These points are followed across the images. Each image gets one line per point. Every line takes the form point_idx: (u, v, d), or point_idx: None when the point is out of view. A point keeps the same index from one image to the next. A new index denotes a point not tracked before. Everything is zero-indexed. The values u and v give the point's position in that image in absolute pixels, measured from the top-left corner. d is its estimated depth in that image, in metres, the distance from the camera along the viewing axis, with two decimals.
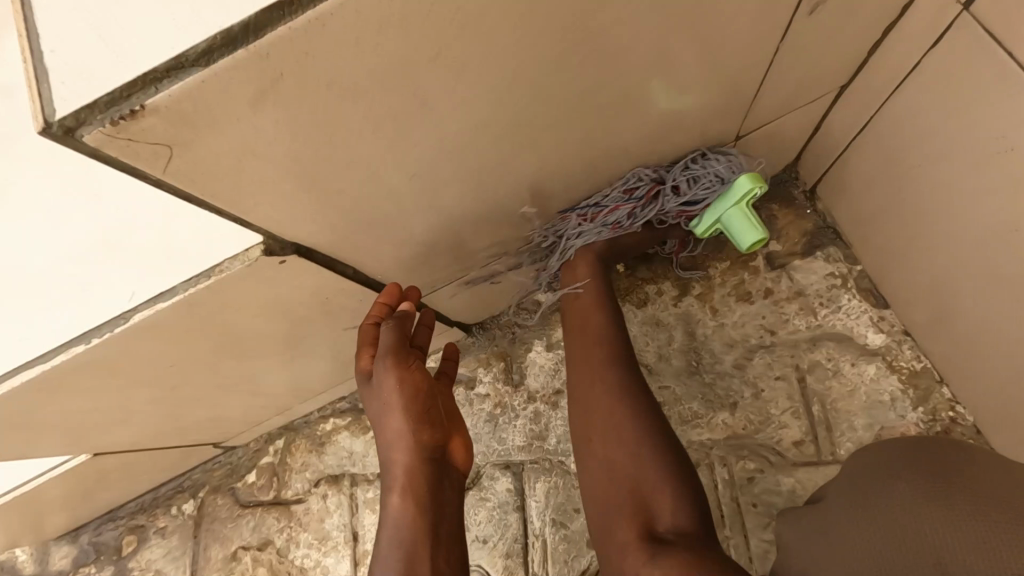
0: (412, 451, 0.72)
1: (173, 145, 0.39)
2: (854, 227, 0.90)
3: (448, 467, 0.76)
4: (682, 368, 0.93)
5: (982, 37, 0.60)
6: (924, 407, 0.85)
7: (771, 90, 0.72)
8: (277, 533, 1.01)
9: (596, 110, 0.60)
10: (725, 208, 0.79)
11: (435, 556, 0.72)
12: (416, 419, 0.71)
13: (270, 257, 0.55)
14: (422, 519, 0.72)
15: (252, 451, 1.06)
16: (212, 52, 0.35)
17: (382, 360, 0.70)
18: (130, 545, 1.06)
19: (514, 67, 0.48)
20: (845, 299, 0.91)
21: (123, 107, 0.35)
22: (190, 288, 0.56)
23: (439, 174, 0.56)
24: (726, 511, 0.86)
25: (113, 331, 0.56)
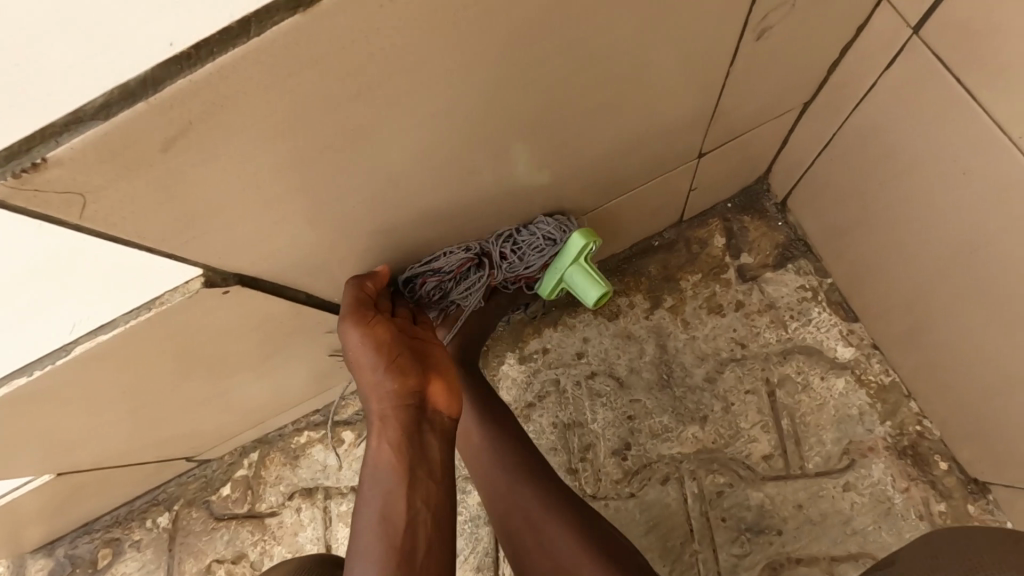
0: (383, 396, 0.61)
1: (85, 193, 0.39)
2: (823, 240, 0.90)
3: (434, 418, 0.63)
4: (653, 381, 0.93)
5: (932, 60, 0.60)
6: (892, 421, 0.85)
7: (729, 110, 0.72)
8: (252, 546, 1.01)
9: (543, 134, 0.59)
10: (565, 268, 0.75)
11: (415, 511, 0.59)
12: (385, 364, 0.61)
13: (211, 288, 0.54)
14: (401, 473, 0.59)
15: (226, 465, 1.06)
16: (111, 105, 0.35)
17: (342, 309, 0.62)
18: (105, 558, 1.06)
19: (447, 97, 0.48)
20: (815, 312, 0.91)
21: (24, 161, 0.35)
22: (131, 319, 0.53)
23: (385, 202, 0.56)
24: (695, 525, 0.86)
25: (53, 364, 0.54)
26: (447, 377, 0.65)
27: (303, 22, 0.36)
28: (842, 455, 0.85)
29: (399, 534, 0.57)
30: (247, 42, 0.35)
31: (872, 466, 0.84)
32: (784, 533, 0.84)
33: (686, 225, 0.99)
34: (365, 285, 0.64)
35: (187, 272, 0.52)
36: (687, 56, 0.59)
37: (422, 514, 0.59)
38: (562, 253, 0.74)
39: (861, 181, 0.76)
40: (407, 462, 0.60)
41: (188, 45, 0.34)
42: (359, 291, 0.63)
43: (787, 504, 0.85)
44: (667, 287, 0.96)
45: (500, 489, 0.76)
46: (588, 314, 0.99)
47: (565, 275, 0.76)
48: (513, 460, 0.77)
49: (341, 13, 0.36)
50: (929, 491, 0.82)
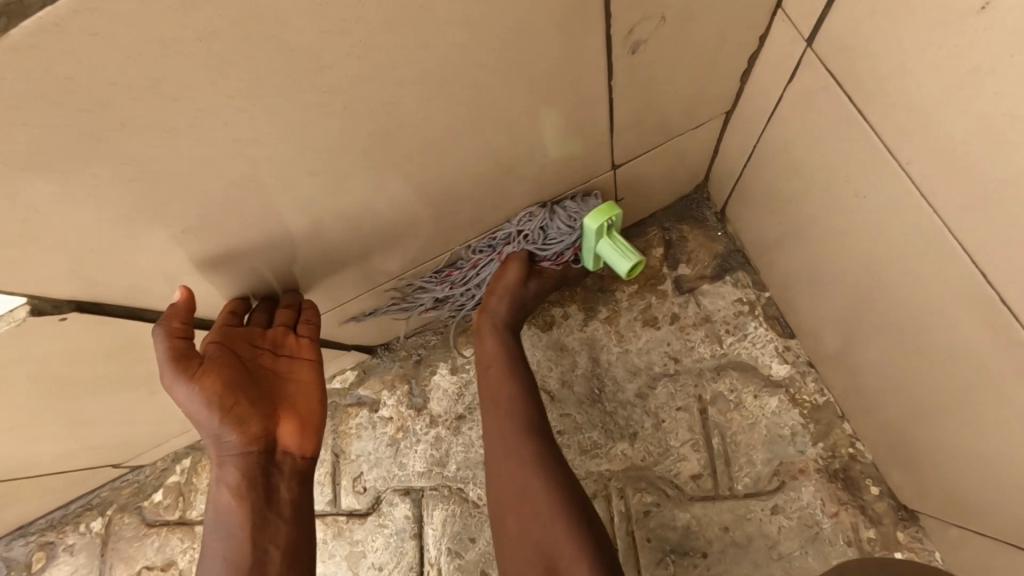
0: (225, 447, 0.66)
1: None
2: (758, 252, 0.86)
3: (278, 456, 0.72)
4: (584, 395, 0.91)
5: (824, 74, 0.55)
6: (824, 443, 0.82)
7: (631, 119, 0.69)
8: (181, 554, 1.00)
9: (398, 148, 0.56)
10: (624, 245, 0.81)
11: (262, 547, 0.69)
12: (225, 422, 0.65)
13: (41, 316, 0.53)
14: (246, 514, 0.68)
15: (158, 471, 1.05)
16: None
17: (161, 362, 0.62)
18: (39, 561, 1.05)
19: (252, 116, 0.44)
20: (751, 327, 0.87)
21: None
22: None
23: (227, 216, 0.53)
24: (620, 545, 0.84)
25: None
26: (292, 417, 0.73)
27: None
28: (771, 477, 0.82)
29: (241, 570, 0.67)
30: None
31: (801, 489, 0.81)
32: (708, 556, 0.81)
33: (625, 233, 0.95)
34: (173, 326, 0.61)
35: (11, 299, 0.52)
36: (543, 64, 0.55)
37: (268, 544, 0.69)
38: (587, 233, 0.79)
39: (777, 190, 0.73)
40: (251, 505, 0.69)
41: None
42: (170, 336, 0.61)
43: (713, 526, 0.82)
44: (601, 299, 0.93)
45: (495, 444, 0.79)
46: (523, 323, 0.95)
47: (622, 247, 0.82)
48: (512, 412, 0.80)
49: (46, 42, 0.33)
50: (859, 516, 0.79)
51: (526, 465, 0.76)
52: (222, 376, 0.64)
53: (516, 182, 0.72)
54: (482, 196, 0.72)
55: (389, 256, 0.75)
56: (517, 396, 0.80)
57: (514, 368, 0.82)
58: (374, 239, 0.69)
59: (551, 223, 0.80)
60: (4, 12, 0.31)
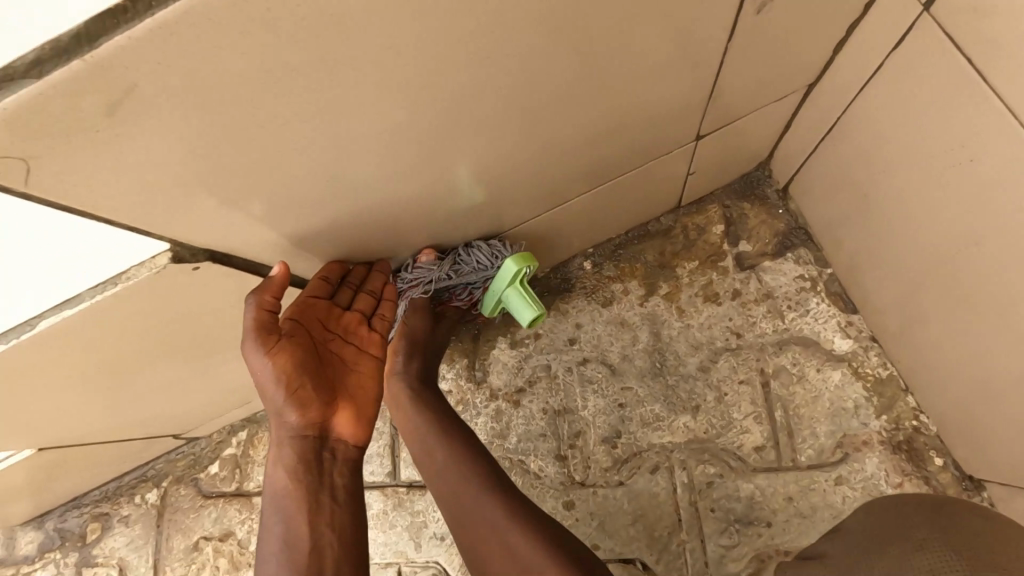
0: (284, 427, 0.67)
1: (28, 158, 0.36)
2: (824, 228, 0.88)
3: (334, 441, 0.72)
4: (646, 369, 0.92)
5: (942, 40, 0.57)
6: (887, 415, 0.83)
7: (729, 87, 0.71)
8: (239, 524, 1.01)
9: (513, 108, 0.57)
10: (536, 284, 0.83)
11: (317, 533, 0.67)
12: (289, 402, 0.66)
13: (180, 264, 0.53)
14: (303, 496, 0.68)
15: (214, 443, 1.06)
16: (43, 63, 0.32)
17: (246, 332, 0.63)
18: (94, 532, 1.06)
19: (405, 67, 0.45)
20: (813, 303, 0.89)
21: None
22: (96, 294, 0.51)
23: (353, 173, 0.54)
24: (684, 515, 0.86)
25: (17, 338, 0.51)
26: (349, 404, 0.73)
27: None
28: (835, 449, 0.84)
29: (298, 555, 0.65)
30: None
31: (865, 460, 0.83)
32: (773, 525, 0.83)
33: (684, 210, 0.96)
34: (264, 299, 0.62)
35: (155, 244, 0.51)
36: (660, 24, 0.56)
37: (324, 529, 0.68)
38: (501, 276, 0.78)
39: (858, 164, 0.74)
40: (308, 487, 0.68)
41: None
42: (259, 306, 0.62)
43: (777, 497, 0.84)
44: (662, 275, 0.94)
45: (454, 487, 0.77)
46: (582, 300, 0.96)
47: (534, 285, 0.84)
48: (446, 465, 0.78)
49: None
50: (923, 487, 0.80)
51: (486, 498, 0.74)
52: (293, 359, 0.65)
53: (605, 153, 0.73)
54: (567, 168, 0.73)
55: (472, 226, 0.75)
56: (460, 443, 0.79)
57: (445, 422, 0.82)
58: (463, 207, 0.70)
59: (465, 262, 0.77)
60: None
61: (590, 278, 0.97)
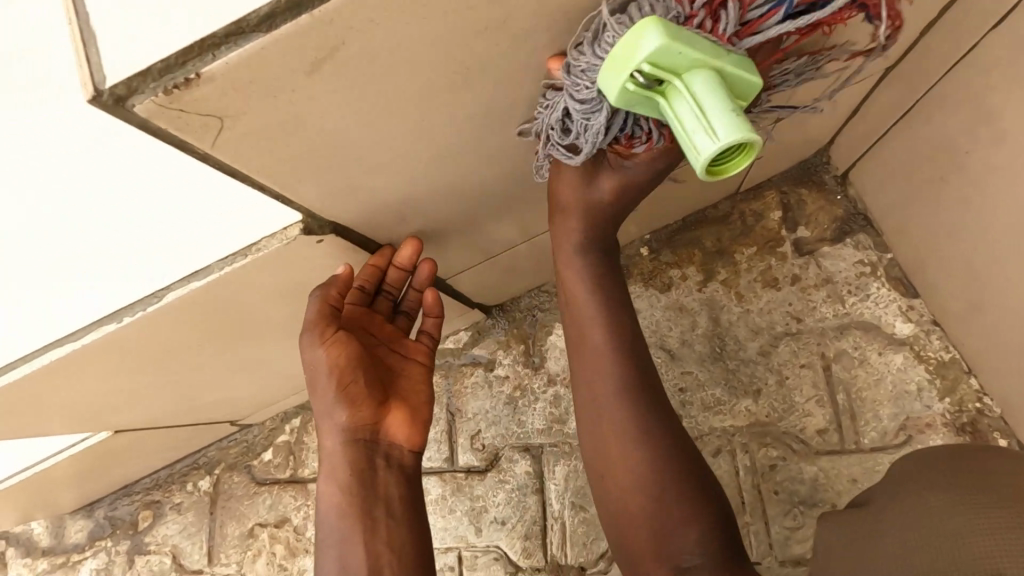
0: (335, 430, 0.65)
1: (223, 117, 0.35)
2: (889, 213, 0.88)
3: (388, 447, 0.69)
4: (706, 354, 0.92)
5: None
6: (950, 398, 0.84)
7: (818, 72, 0.70)
8: (294, 511, 1.01)
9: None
10: (722, 67, 0.42)
11: (372, 549, 0.64)
12: (340, 402, 0.64)
13: (309, 236, 0.54)
14: (356, 506, 0.65)
15: (267, 430, 1.06)
16: (274, 17, 0.32)
17: (307, 327, 0.62)
18: (146, 520, 1.06)
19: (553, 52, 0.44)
20: (874, 288, 0.90)
21: (178, 75, 0.32)
22: (225, 266, 0.53)
23: (466, 154, 0.54)
24: (747, 498, 0.86)
25: (146, 309, 0.53)
26: (401, 408, 0.69)
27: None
28: (898, 431, 0.85)
29: (355, 573, 0.63)
30: None
31: (929, 442, 0.83)
32: (838, 506, 0.84)
33: (741, 196, 0.97)
34: (331, 293, 0.62)
35: (287, 215, 0.53)
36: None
37: (380, 544, 0.64)
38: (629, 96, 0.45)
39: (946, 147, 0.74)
40: (361, 498, 0.65)
41: None
42: (323, 302, 0.61)
43: (841, 478, 0.85)
44: (720, 260, 0.95)
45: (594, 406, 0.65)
46: (640, 285, 0.96)
47: (726, 68, 0.42)
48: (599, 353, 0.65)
49: None
50: None
51: (631, 422, 0.63)
52: (345, 357, 0.64)
53: None
54: None
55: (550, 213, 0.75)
56: (621, 349, 0.65)
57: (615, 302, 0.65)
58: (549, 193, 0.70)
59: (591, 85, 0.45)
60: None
61: (647, 263, 0.97)
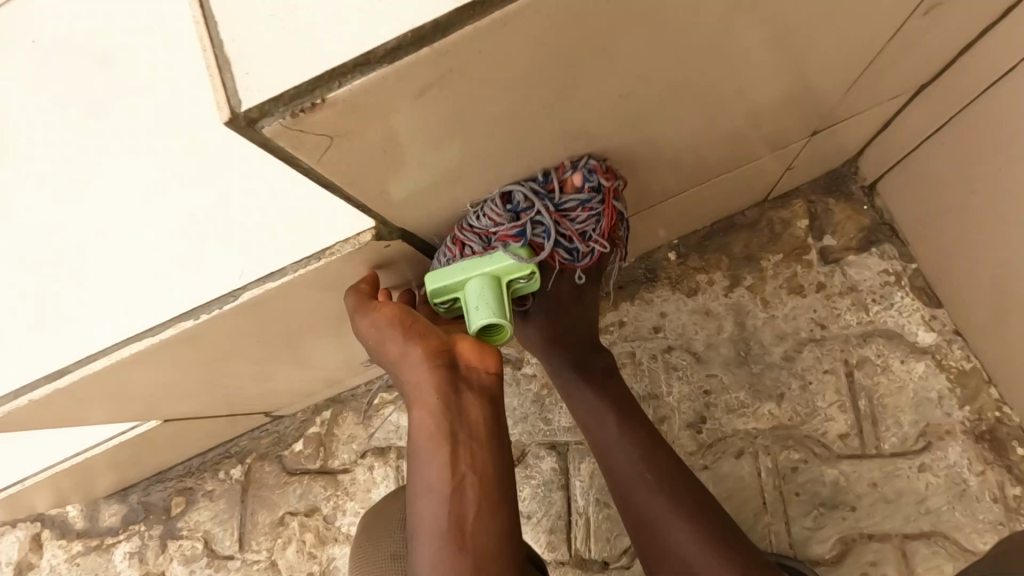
0: (412, 362, 0.61)
1: (334, 136, 0.38)
2: (915, 226, 0.90)
3: (468, 374, 0.63)
4: (730, 358, 0.95)
5: None
6: (970, 406, 0.86)
7: (858, 90, 0.72)
8: (324, 501, 1.04)
9: (691, 109, 0.58)
10: (484, 273, 0.59)
11: (460, 471, 0.59)
12: (406, 334, 0.62)
13: (379, 241, 0.55)
14: (444, 431, 0.59)
15: (299, 422, 1.09)
16: (399, 50, 0.35)
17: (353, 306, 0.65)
18: (178, 506, 1.09)
19: (631, 69, 0.46)
20: (898, 297, 0.92)
21: (306, 100, 0.35)
22: (298, 268, 0.55)
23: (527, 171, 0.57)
24: (769, 498, 0.89)
25: (220, 308, 0.55)
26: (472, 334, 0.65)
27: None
28: (918, 438, 0.87)
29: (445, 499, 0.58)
30: None
31: (948, 448, 0.86)
32: (857, 509, 0.86)
33: (769, 204, 0.99)
34: (360, 287, 0.65)
35: (362, 219, 0.54)
36: (846, 28, 0.56)
37: (467, 470, 0.59)
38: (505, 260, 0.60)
39: (982, 161, 0.76)
40: (444, 424, 0.59)
41: None
42: (358, 293, 0.65)
43: (862, 482, 0.87)
44: (747, 266, 0.97)
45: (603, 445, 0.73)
46: (666, 289, 0.99)
47: (484, 270, 0.59)
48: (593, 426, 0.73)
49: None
50: (1005, 475, 0.83)
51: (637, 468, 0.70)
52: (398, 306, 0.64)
53: (727, 154, 0.75)
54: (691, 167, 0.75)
55: None
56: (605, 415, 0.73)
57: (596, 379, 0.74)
58: None
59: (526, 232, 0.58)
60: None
61: (675, 268, 1.00)
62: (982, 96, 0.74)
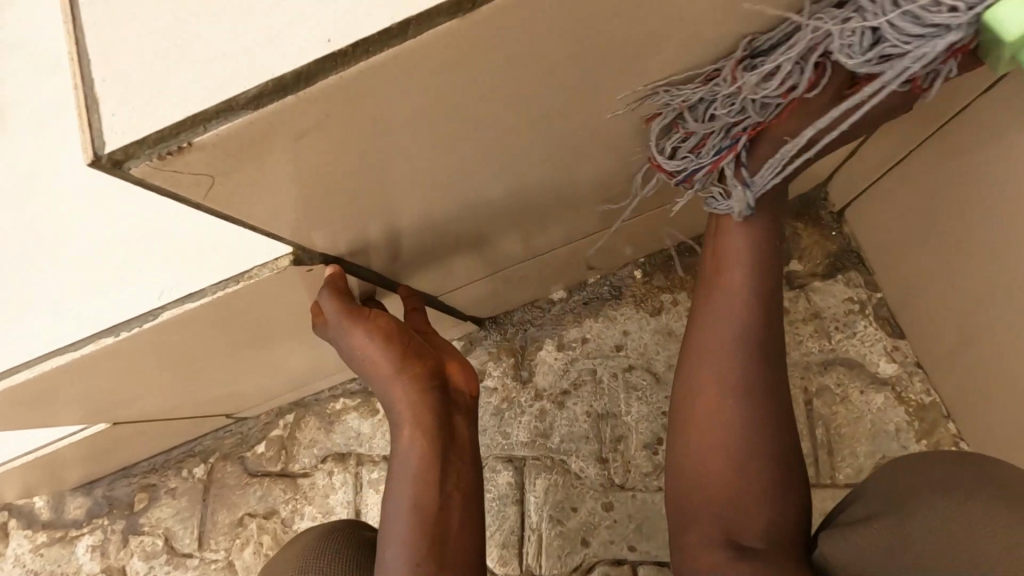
0: (409, 387, 0.63)
1: (215, 176, 0.38)
2: (880, 255, 0.90)
3: (455, 397, 0.67)
4: None
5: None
6: (927, 440, 0.85)
7: None
8: (283, 504, 1.04)
9: (631, 137, 0.57)
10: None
11: (446, 493, 0.63)
12: (406, 357, 0.63)
13: (300, 266, 0.56)
14: (437, 452, 0.64)
15: (262, 424, 1.09)
16: (263, 97, 0.34)
17: (336, 315, 0.61)
18: (142, 502, 1.10)
19: (553, 104, 0.46)
20: (861, 326, 0.91)
21: (172, 144, 0.34)
22: (218, 290, 0.57)
23: (463, 201, 0.57)
24: None
25: (140, 326, 0.57)
26: (457, 359, 0.68)
27: (461, 26, 0.34)
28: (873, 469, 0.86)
29: (432, 518, 0.62)
30: (401, 44, 0.34)
31: None
32: None
33: None
34: (337, 287, 0.60)
35: (279, 247, 0.56)
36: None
37: (453, 492, 0.64)
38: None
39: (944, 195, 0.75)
40: (436, 448, 0.64)
41: (346, 43, 0.33)
42: (335, 298, 0.60)
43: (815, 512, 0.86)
44: None
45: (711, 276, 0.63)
46: (631, 308, 0.99)
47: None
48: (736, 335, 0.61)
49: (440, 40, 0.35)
50: None
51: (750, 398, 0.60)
52: (393, 325, 0.63)
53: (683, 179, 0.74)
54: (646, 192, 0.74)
55: (547, 240, 0.77)
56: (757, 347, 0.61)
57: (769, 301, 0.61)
58: (543, 226, 0.72)
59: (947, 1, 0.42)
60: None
61: (640, 287, 0.99)
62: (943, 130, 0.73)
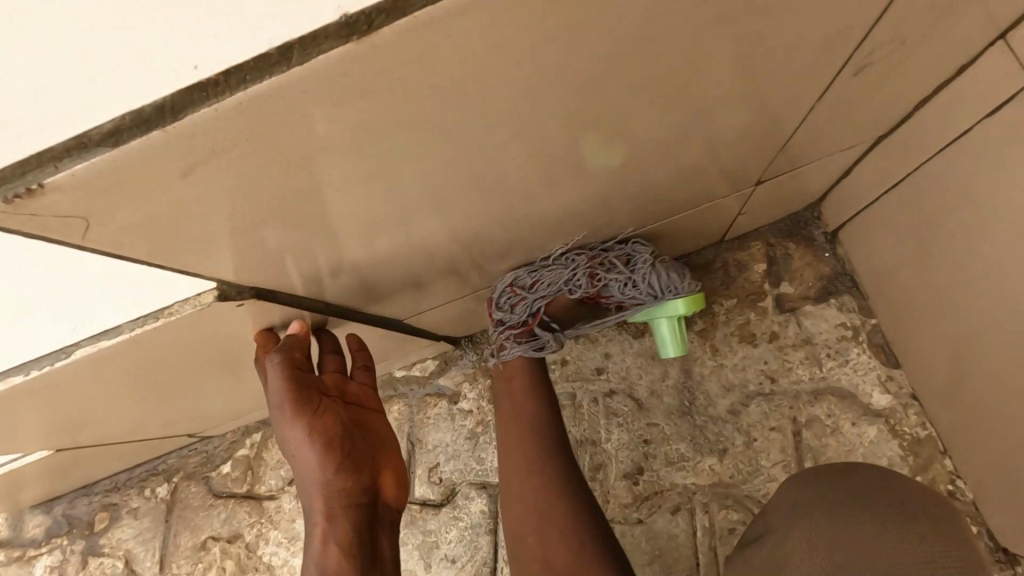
0: (334, 497, 0.66)
1: (90, 217, 0.33)
2: (874, 279, 0.85)
3: (377, 509, 0.72)
4: (674, 407, 0.89)
5: None
6: (922, 477, 0.80)
7: (805, 138, 0.67)
8: (247, 527, 1.00)
9: (601, 160, 0.53)
10: None
11: None
12: (339, 466, 0.66)
13: (225, 302, 0.49)
14: (353, 562, 0.69)
15: (229, 442, 1.05)
16: (122, 132, 0.28)
17: (280, 399, 0.61)
18: (102, 522, 1.06)
19: (505, 130, 0.41)
20: (853, 353, 0.86)
21: (17, 185, 0.29)
22: (135, 327, 0.49)
23: (418, 228, 0.52)
24: (703, 559, 0.84)
25: (53, 364, 0.50)
26: (391, 468, 0.73)
27: (357, 52, 0.28)
28: None
29: None
30: (286, 72, 0.28)
31: None
32: None
33: (726, 245, 0.94)
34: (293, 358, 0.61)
35: (198, 283, 0.48)
36: (770, 81, 0.51)
37: None
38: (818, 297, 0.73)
39: (941, 219, 0.71)
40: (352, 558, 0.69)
41: (215, 71, 0.27)
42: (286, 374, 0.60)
43: None
44: (698, 309, 0.92)
45: (508, 413, 0.81)
46: (614, 329, 0.94)
47: None
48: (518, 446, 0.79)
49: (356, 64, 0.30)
50: None
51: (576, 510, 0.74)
52: (336, 424, 0.66)
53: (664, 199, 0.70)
54: (626, 213, 0.70)
55: (521, 262, 0.73)
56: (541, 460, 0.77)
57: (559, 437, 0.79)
58: (515, 250, 0.68)
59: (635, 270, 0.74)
60: (385, 9, 0.27)
61: None
62: (940, 153, 0.69)
